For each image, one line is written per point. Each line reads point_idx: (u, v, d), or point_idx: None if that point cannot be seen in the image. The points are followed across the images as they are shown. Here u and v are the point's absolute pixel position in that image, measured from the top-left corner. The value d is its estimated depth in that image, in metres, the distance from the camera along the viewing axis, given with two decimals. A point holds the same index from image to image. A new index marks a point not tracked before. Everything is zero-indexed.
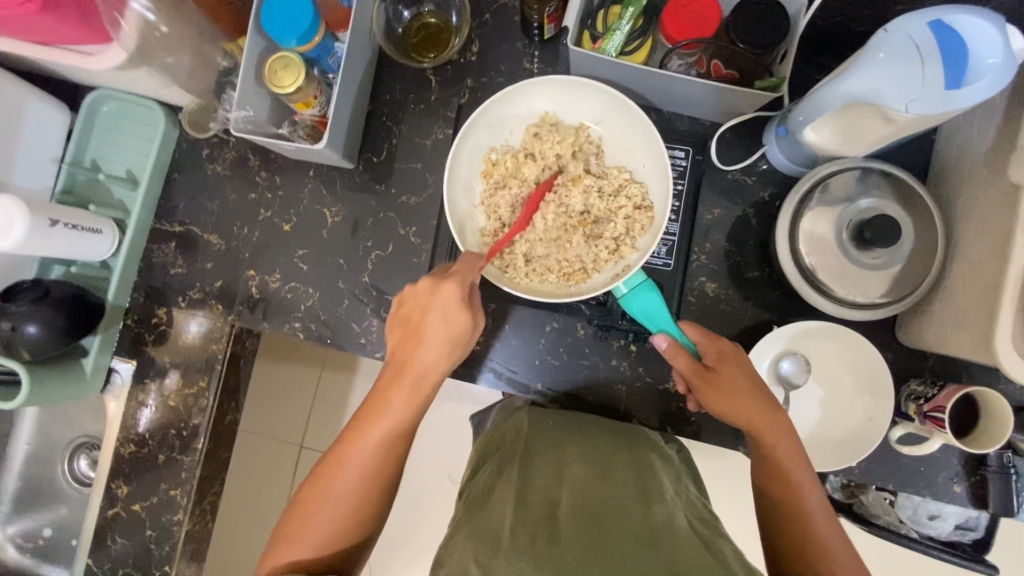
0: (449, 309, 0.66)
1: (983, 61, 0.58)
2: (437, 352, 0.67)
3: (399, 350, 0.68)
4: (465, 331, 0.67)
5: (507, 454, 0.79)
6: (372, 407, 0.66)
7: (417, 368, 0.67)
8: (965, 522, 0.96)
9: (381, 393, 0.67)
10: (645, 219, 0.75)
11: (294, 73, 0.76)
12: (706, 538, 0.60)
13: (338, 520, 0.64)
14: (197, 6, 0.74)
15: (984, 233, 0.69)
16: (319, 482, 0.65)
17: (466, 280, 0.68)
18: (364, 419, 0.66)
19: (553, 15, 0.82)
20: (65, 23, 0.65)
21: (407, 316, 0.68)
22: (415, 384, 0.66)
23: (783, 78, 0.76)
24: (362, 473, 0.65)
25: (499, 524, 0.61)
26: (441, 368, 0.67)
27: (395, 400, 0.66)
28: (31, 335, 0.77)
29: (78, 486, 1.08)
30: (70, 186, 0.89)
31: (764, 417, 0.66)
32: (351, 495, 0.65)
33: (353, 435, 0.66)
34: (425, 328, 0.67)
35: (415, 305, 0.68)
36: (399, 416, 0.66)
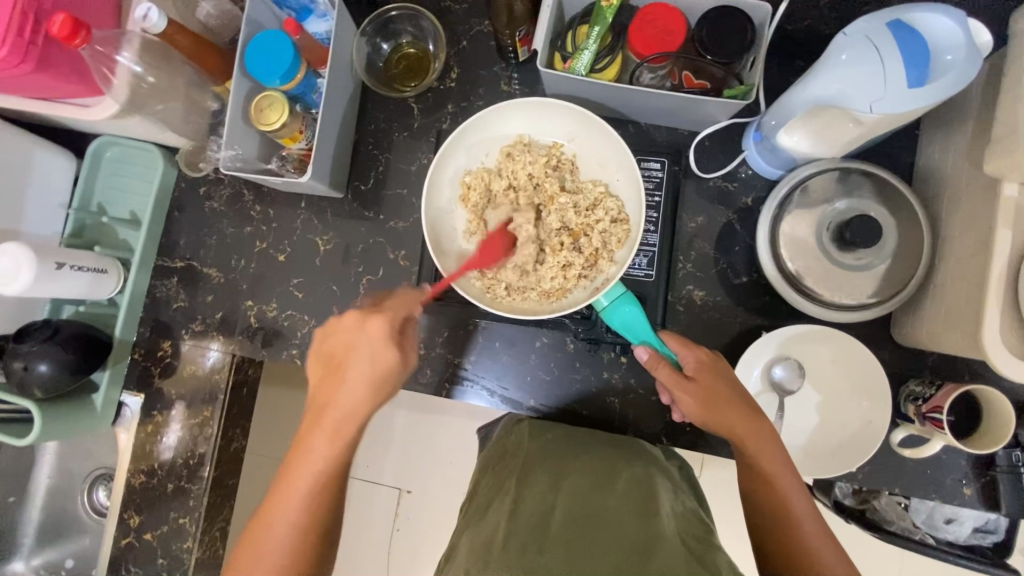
0: (375, 346, 0.67)
1: (941, 59, 0.59)
2: (357, 391, 0.67)
3: (319, 393, 0.69)
4: (392, 368, 0.68)
5: (507, 466, 0.78)
6: (294, 458, 0.67)
7: (338, 408, 0.67)
8: (984, 525, 0.92)
9: (302, 442, 0.67)
10: (621, 232, 0.76)
11: (280, 109, 0.80)
12: (699, 550, 0.60)
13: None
14: (178, 52, 0.80)
15: (967, 229, 0.68)
16: (250, 542, 0.65)
17: (394, 317, 0.69)
18: (287, 472, 0.66)
19: (525, 40, 0.85)
20: (57, 80, 0.70)
21: (330, 354, 0.69)
22: (337, 423, 0.67)
23: (753, 85, 0.76)
24: (292, 525, 0.64)
25: (492, 537, 0.62)
26: (363, 411, 0.67)
27: (317, 448, 0.66)
28: (43, 373, 0.81)
29: (96, 516, 1.11)
30: (78, 230, 0.94)
31: (748, 425, 0.67)
32: (282, 553, 0.64)
33: (280, 488, 0.66)
34: (348, 367, 0.67)
35: (340, 343, 0.69)
36: (324, 458, 0.66)
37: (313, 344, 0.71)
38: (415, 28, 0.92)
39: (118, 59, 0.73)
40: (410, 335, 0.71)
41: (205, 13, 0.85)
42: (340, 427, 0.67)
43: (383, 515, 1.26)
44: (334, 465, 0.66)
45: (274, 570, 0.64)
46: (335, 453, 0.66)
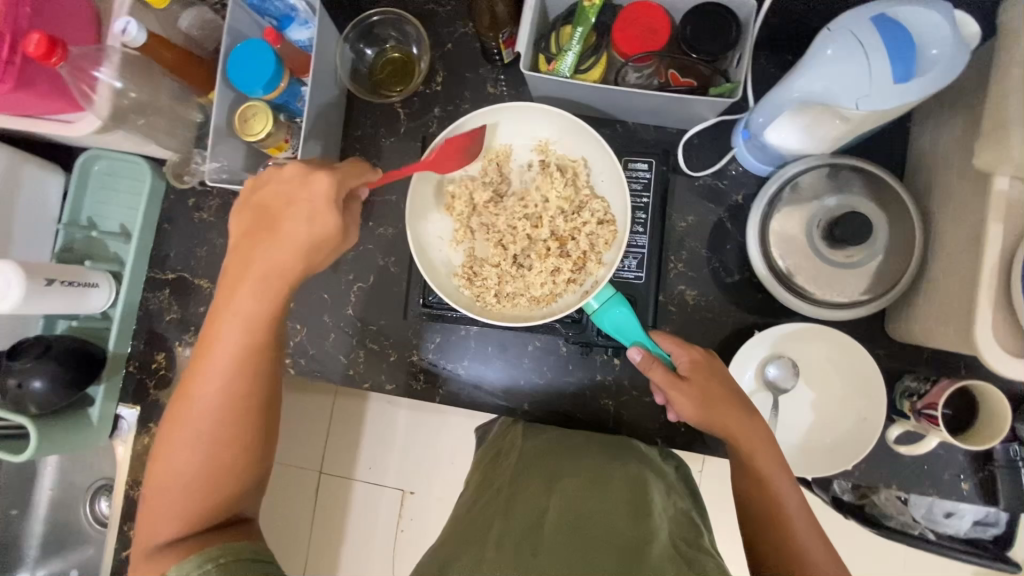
0: (314, 207, 0.62)
1: (926, 53, 0.58)
2: (288, 248, 0.62)
3: (241, 246, 0.63)
4: (331, 235, 0.63)
5: (501, 461, 0.78)
6: (217, 315, 0.62)
7: (267, 265, 0.62)
8: (985, 518, 0.90)
9: (223, 299, 0.62)
10: (608, 233, 0.76)
11: (264, 119, 0.79)
12: (689, 554, 0.60)
13: (200, 453, 0.60)
14: (160, 65, 0.79)
15: (959, 224, 0.67)
16: (175, 414, 0.61)
17: (343, 180, 0.64)
18: (208, 333, 0.62)
19: (509, 41, 0.84)
20: (40, 99, 0.70)
21: (263, 207, 0.64)
22: (262, 276, 0.62)
23: (739, 82, 0.75)
24: (218, 391, 0.60)
25: (484, 534, 0.63)
26: (290, 271, 0.62)
27: (236, 304, 0.61)
28: (37, 389, 0.81)
29: (98, 527, 1.12)
30: (68, 244, 0.93)
31: (742, 425, 0.66)
32: (212, 425, 0.60)
33: (205, 343, 0.62)
34: (281, 222, 0.62)
35: (280, 194, 0.63)
36: (245, 319, 0.61)
37: (236, 207, 0.66)
38: (399, 33, 0.91)
39: (98, 76, 0.73)
40: (354, 204, 0.68)
41: (187, 23, 0.84)
42: (269, 281, 0.62)
43: (387, 515, 1.22)
44: (261, 324, 0.62)
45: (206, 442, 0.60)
46: (263, 310, 0.62)
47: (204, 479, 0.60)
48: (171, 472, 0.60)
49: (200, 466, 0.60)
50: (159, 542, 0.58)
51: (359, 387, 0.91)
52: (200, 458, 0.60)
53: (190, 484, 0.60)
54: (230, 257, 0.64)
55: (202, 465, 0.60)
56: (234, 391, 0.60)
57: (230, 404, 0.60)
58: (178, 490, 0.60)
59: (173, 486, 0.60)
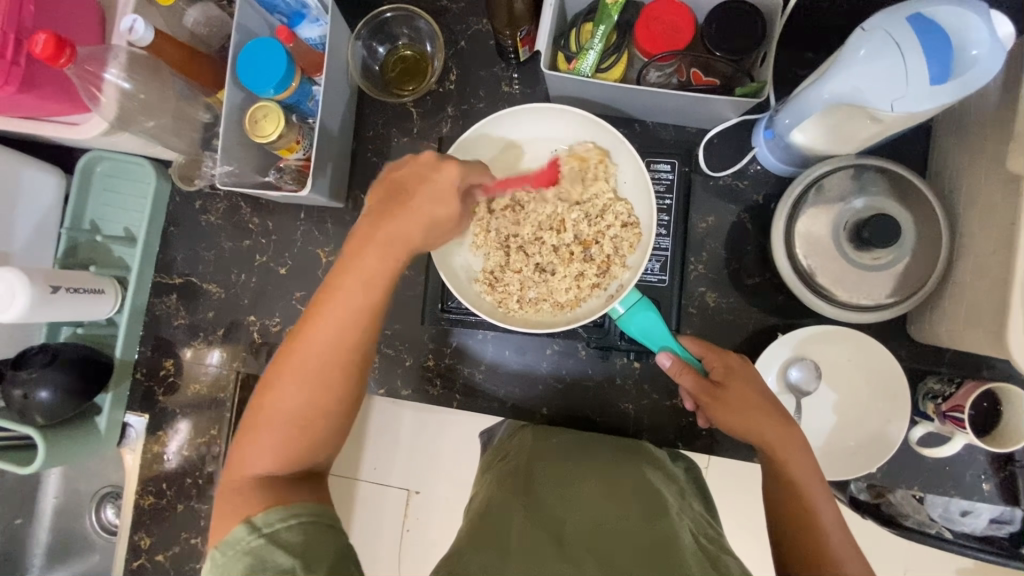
0: (442, 189, 0.61)
1: (966, 53, 0.57)
2: (411, 224, 0.60)
3: (373, 214, 0.61)
4: (447, 219, 0.62)
5: (509, 466, 0.74)
6: (341, 273, 0.60)
7: (393, 234, 0.60)
8: (1000, 516, 0.84)
9: (350, 260, 0.60)
10: (633, 236, 0.75)
11: (275, 120, 0.77)
12: (712, 552, 0.58)
13: (304, 407, 0.59)
14: (167, 65, 0.76)
15: (989, 226, 0.66)
16: (279, 366, 0.60)
17: (469, 170, 0.64)
18: (326, 290, 0.60)
19: (526, 38, 0.82)
20: (44, 101, 0.68)
21: (400, 179, 0.62)
22: (387, 246, 0.60)
23: (767, 82, 0.73)
24: (331, 352, 0.59)
25: (505, 538, 0.59)
26: (410, 246, 0.61)
27: (362, 266, 0.59)
28: (44, 399, 0.79)
29: (105, 535, 1.09)
30: (71, 248, 0.91)
31: (775, 431, 0.65)
32: (311, 382, 0.59)
33: (321, 302, 0.60)
34: (412, 198, 0.61)
35: (414, 172, 0.62)
36: (364, 287, 0.59)
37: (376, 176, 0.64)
38: (411, 30, 0.89)
39: (105, 77, 0.71)
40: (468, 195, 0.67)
41: (193, 20, 0.81)
42: (394, 248, 0.60)
43: (394, 516, 1.20)
44: (379, 289, 0.60)
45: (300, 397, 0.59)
46: (383, 276, 0.60)
47: (296, 433, 0.59)
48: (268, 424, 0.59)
49: (296, 421, 0.59)
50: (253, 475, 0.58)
51: (374, 393, 0.89)
52: (295, 416, 0.59)
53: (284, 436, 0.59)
54: (363, 217, 0.62)
55: (295, 422, 0.59)
56: (343, 353, 0.59)
57: (333, 366, 0.59)
58: (270, 439, 0.59)
59: (264, 441, 0.59)
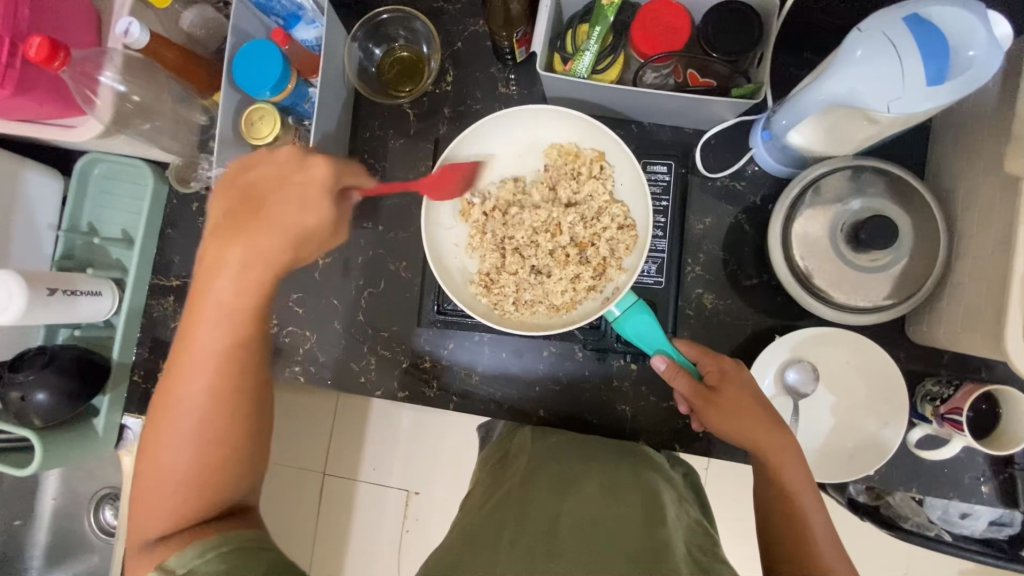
0: (301, 193, 0.59)
1: (962, 54, 0.57)
2: (273, 236, 0.57)
3: (215, 234, 0.58)
4: (317, 224, 0.60)
5: (508, 467, 0.75)
6: (194, 307, 0.57)
7: (248, 249, 0.57)
8: (1000, 518, 0.85)
9: (199, 289, 0.57)
10: (629, 239, 0.74)
11: (271, 123, 0.78)
12: (703, 561, 0.57)
13: (194, 447, 0.57)
14: (163, 67, 0.76)
15: (987, 227, 0.66)
16: (161, 412, 0.57)
17: (339, 171, 0.62)
18: (185, 327, 0.57)
19: (522, 39, 0.81)
20: (40, 104, 0.69)
21: (245, 192, 0.59)
22: (243, 264, 0.57)
23: (762, 83, 0.73)
24: (206, 384, 0.56)
25: (496, 539, 0.59)
26: (280, 259, 0.58)
27: (212, 292, 0.57)
28: (41, 402, 0.79)
29: (104, 536, 1.09)
30: (68, 251, 0.91)
31: (771, 437, 0.65)
32: (200, 421, 0.57)
33: (184, 342, 0.57)
34: (266, 208, 0.58)
35: (267, 176, 0.60)
36: (225, 315, 0.57)
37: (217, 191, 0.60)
38: (407, 31, 0.89)
39: (100, 80, 0.71)
40: (347, 199, 0.66)
41: (189, 23, 0.82)
42: (253, 265, 0.57)
43: (392, 518, 1.20)
44: (250, 309, 0.58)
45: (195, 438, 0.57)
46: (247, 296, 0.57)
47: (198, 477, 0.57)
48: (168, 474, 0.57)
49: (193, 462, 0.57)
50: (153, 537, 0.56)
51: (371, 395, 0.89)
52: (192, 457, 0.57)
53: (186, 482, 0.56)
54: (206, 239, 0.59)
55: (193, 465, 0.57)
56: (225, 385, 0.57)
57: (219, 399, 0.57)
58: (169, 491, 0.57)
59: (168, 491, 0.57)
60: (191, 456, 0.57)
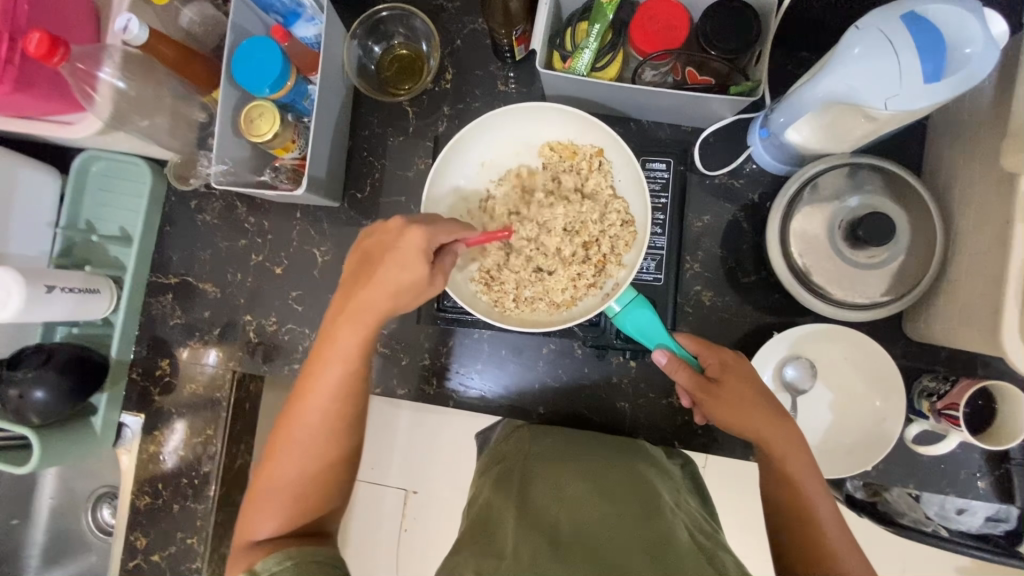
0: (407, 256, 0.61)
1: (960, 51, 0.57)
2: (381, 294, 0.62)
3: (348, 286, 0.64)
4: (417, 283, 0.63)
5: (504, 467, 0.74)
6: (322, 345, 0.64)
7: (360, 305, 0.62)
8: (995, 514, 0.85)
9: (326, 335, 0.64)
10: (628, 235, 0.75)
11: (270, 120, 0.77)
12: (708, 548, 0.57)
13: (305, 467, 0.64)
14: (162, 64, 0.76)
15: (983, 223, 0.66)
16: (278, 437, 0.65)
17: (435, 233, 0.63)
18: (313, 362, 0.64)
19: (521, 37, 0.82)
20: (39, 100, 0.68)
21: (368, 250, 0.64)
22: (356, 315, 0.62)
23: (760, 81, 0.73)
24: (322, 415, 0.63)
25: (500, 542, 0.58)
26: (382, 312, 0.62)
27: (337, 340, 0.63)
28: (39, 400, 0.79)
29: (101, 536, 1.09)
30: (67, 248, 0.91)
31: (773, 428, 0.65)
32: (310, 446, 0.64)
33: (309, 374, 0.64)
34: (378, 268, 0.62)
35: (382, 240, 0.64)
36: (345, 358, 0.63)
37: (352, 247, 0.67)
38: (407, 29, 0.89)
39: (100, 76, 0.70)
40: (447, 255, 0.66)
41: (188, 20, 0.82)
42: (362, 316, 0.62)
43: (391, 517, 1.20)
44: (356, 356, 0.63)
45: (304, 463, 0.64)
46: (359, 346, 0.63)
47: (297, 499, 0.63)
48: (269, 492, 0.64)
49: (298, 478, 0.64)
50: (257, 539, 0.62)
51: (371, 392, 0.89)
52: (300, 474, 0.64)
53: (287, 503, 0.63)
54: (339, 289, 0.66)
55: (296, 486, 0.63)
56: (333, 418, 0.64)
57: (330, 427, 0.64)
58: (275, 504, 0.63)
59: (267, 508, 0.63)
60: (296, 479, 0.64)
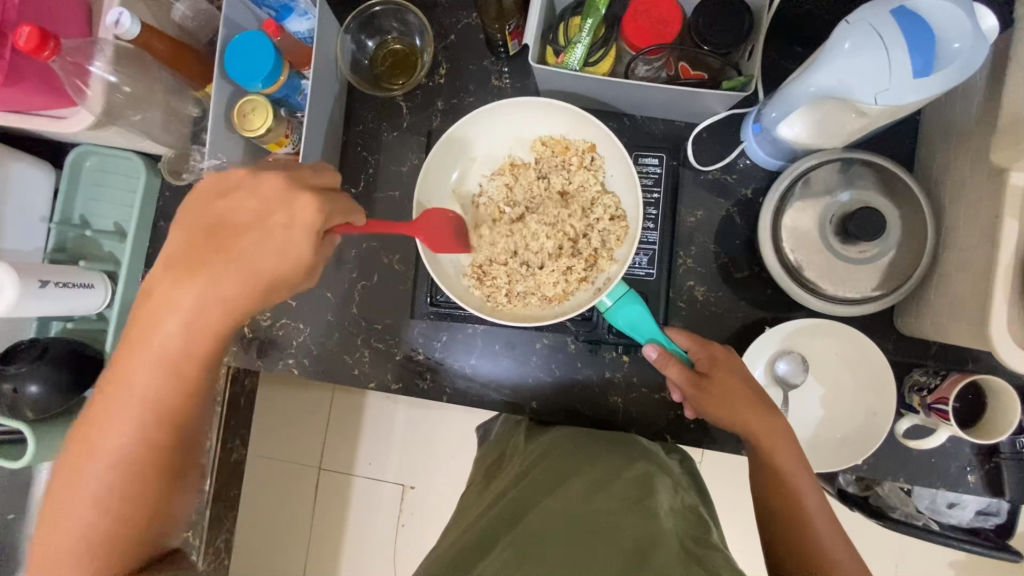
0: (280, 234, 0.55)
1: (947, 47, 0.57)
2: (237, 276, 0.54)
3: (171, 268, 0.54)
4: (296, 265, 0.56)
5: (507, 468, 0.76)
6: (135, 344, 0.54)
7: (206, 292, 0.54)
8: (986, 507, 0.91)
9: (142, 319, 0.54)
10: (620, 230, 0.75)
11: (263, 114, 0.77)
12: (696, 549, 0.56)
13: (108, 500, 0.53)
14: (152, 56, 0.76)
15: (974, 219, 0.66)
16: (73, 462, 0.53)
17: (331, 211, 0.57)
18: (124, 363, 0.54)
19: (515, 32, 0.82)
20: (30, 94, 0.68)
21: (212, 227, 0.55)
22: (196, 304, 0.54)
23: (752, 76, 0.74)
24: (134, 430, 0.53)
25: (491, 544, 0.60)
26: (240, 299, 0.55)
27: (161, 327, 0.54)
28: (34, 394, 0.79)
29: None
30: (61, 243, 0.91)
31: (761, 422, 0.66)
32: (114, 474, 0.53)
33: (118, 380, 0.54)
34: (236, 248, 0.55)
35: (234, 213, 0.56)
36: (169, 356, 0.54)
37: (182, 218, 0.57)
38: (401, 24, 0.89)
39: (91, 70, 0.70)
40: (333, 236, 0.60)
41: (181, 14, 0.82)
42: (214, 298, 0.54)
43: (387, 512, 1.20)
44: (188, 353, 0.54)
45: (111, 477, 0.53)
46: (191, 341, 0.54)
47: (107, 534, 0.53)
48: (73, 516, 0.53)
49: (98, 515, 0.52)
50: None
51: (364, 387, 0.89)
52: (99, 510, 0.52)
53: (89, 548, 0.52)
54: (156, 272, 0.55)
55: (101, 520, 0.52)
56: (146, 435, 0.53)
57: (140, 447, 0.53)
58: (71, 550, 0.52)
59: (72, 542, 0.52)
60: (101, 496, 0.53)
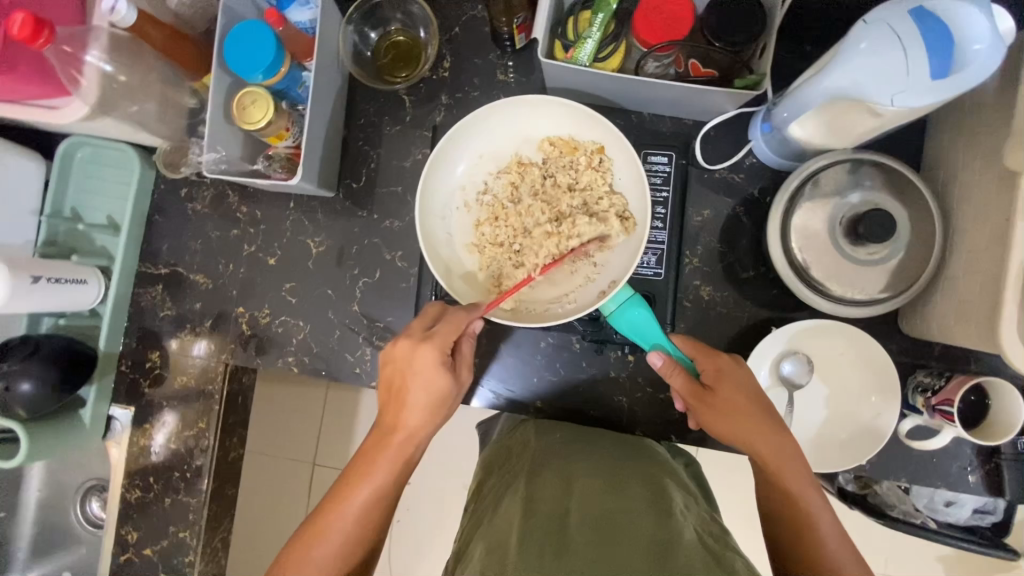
0: (429, 374, 0.66)
1: (968, 48, 0.56)
2: (419, 416, 0.66)
3: (382, 419, 0.68)
4: (446, 392, 0.67)
5: (514, 465, 0.74)
6: (351, 476, 0.65)
7: (399, 437, 0.66)
8: (983, 506, 0.91)
9: (358, 468, 0.65)
10: (627, 231, 0.74)
11: (264, 106, 0.75)
12: (717, 550, 0.55)
13: None
14: (151, 47, 0.75)
15: (983, 222, 0.66)
16: None
17: (441, 342, 0.66)
18: (342, 491, 0.65)
19: (522, 25, 0.80)
20: (22, 84, 0.66)
21: (390, 380, 0.68)
22: (398, 448, 0.66)
23: (765, 74, 0.73)
24: (334, 556, 0.62)
25: (506, 536, 0.57)
26: (422, 436, 0.67)
27: (376, 470, 0.65)
28: (26, 392, 0.77)
29: (91, 528, 1.08)
30: (51, 238, 0.87)
31: (767, 441, 0.66)
32: None
33: (331, 510, 0.64)
34: (407, 393, 0.66)
35: (398, 370, 0.67)
36: (378, 486, 0.65)
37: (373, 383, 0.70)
38: (404, 15, 0.87)
39: (86, 60, 0.68)
40: (458, 355, 0.71)
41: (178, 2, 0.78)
42: (400, 454, 0.66)
43: None
44: (387, 492, 0.65)
45: None
46: (388, 480, 0.65)
47: None
48: None
49: None
50: None
51: (366, 386, 0.88)
52: None
53: None
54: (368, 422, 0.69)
55: None
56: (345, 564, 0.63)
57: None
58: None
59: None
60: None
